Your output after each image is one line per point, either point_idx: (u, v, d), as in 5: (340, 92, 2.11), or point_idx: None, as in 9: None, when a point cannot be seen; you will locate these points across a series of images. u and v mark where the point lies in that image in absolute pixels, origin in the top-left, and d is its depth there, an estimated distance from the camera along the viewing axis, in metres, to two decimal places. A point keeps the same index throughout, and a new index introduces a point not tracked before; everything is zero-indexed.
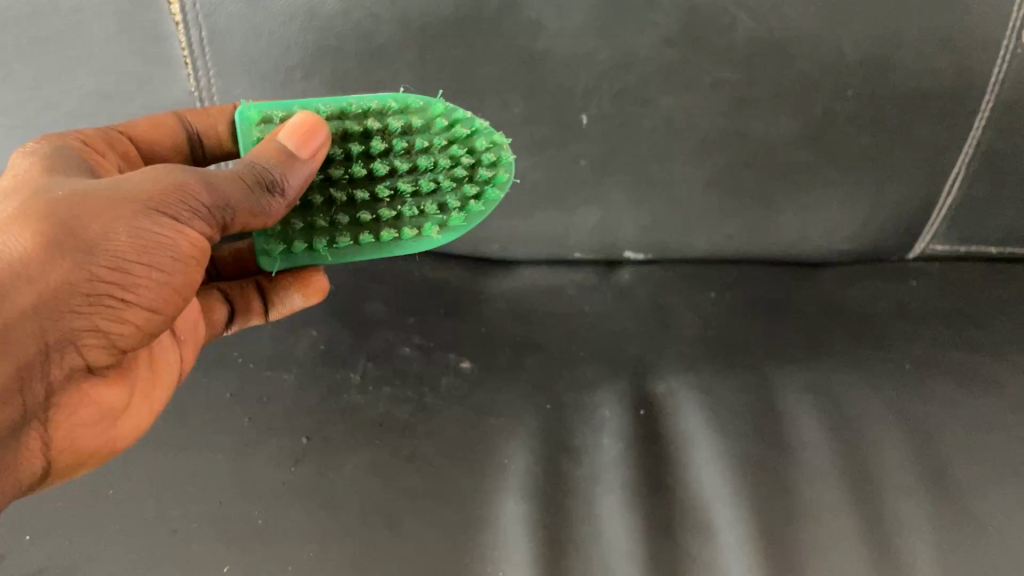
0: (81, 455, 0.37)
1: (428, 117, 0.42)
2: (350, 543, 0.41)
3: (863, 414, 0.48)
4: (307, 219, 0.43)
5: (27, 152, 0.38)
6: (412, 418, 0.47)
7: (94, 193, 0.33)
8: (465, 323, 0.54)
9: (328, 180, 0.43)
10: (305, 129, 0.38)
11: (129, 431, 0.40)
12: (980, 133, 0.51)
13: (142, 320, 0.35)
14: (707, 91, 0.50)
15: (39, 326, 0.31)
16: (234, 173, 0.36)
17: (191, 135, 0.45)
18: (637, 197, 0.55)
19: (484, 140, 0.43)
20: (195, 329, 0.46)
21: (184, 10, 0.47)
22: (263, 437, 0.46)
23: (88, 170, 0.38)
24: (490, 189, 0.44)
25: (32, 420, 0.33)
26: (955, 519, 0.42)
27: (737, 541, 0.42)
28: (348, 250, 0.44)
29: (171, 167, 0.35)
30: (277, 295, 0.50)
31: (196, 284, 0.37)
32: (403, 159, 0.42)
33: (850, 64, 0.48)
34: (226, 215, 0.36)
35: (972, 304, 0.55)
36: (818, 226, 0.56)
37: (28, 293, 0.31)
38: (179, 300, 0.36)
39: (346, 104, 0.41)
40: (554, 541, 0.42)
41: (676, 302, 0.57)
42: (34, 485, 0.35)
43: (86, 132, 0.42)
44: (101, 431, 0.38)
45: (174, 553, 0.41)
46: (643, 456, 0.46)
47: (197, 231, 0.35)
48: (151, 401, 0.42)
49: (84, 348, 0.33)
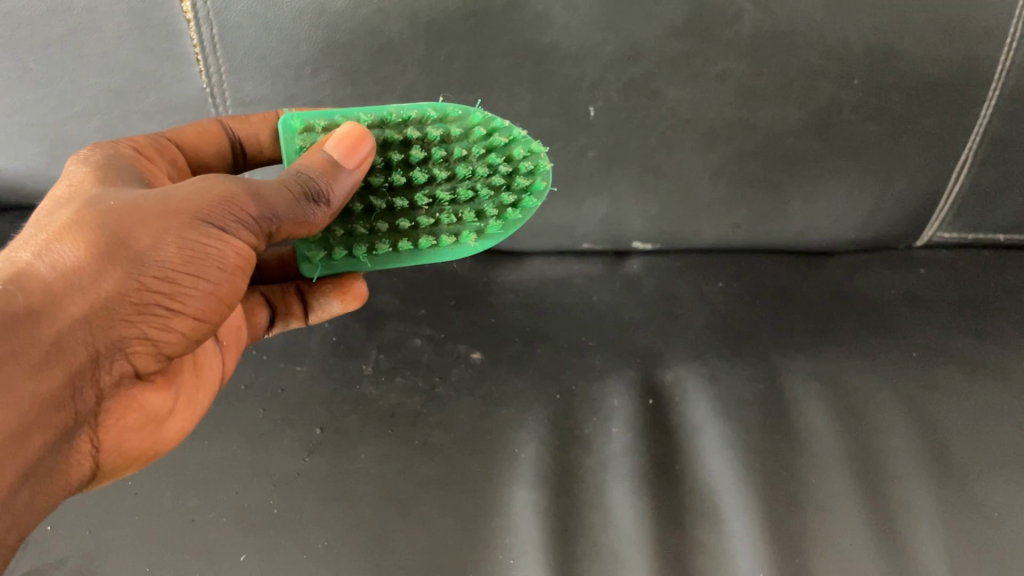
0: (129, 458, 0.37)
1: (467, 126, 0.43)
2: (364, 531, 0.42)
3: (871, 403, 0.48)
4: (347, 226, 0.44)
5: (80, 161, 0.39)
6: (424, 408, 0.48)
7: (144, 202, 0.33)
8: (475, 314, 0.55)
9: (368, 188, 0.43)
10: (350, 140, 0.39)
11: (173, 434, 0.40)
12: (986, 121, 0.51)
13: (187, 328, 0.35)
14: (713, 82, 0.50)
15: (91, 334, 0.31)
16: (281, 182, 0.37)
17: (233, 142, 0.47)
18: (644, 188, 0.56)
19: (522, 149, 0.43)
20: (238, 334, 0.47)
21: (195, 8, 0.47)
22: (277, 429, 0.47)
23: (137, 177, 0.39)
24: (528, 198, 0.44)
25: (83, 426, 0.33)
26: (961, 505, 0.43)
27: (744, 529, 0.42)
28: (387, 257, 0.44)
29: (219, 177, 0.35)
30: (317, 300, 0.49)
31: (240, 292, 0.37)
32: (442, 167, 0.43)
33: (855, 54, 0.48)
34: (272, 225, 0.36)
35: (979, 291, 0.55)
36: (825, 215, 0.57)
37: (81, 302, 0.31)
38: (222, 307, 0.36)
39: (387, 113, 0.42)
40: (565, 528, 0.43)
41: (683, 291, 0.58)
42: (83, 487, 0.35)
43: (136, 139, 0.43)
44: (147, 435, 0.38)
45: (192, 542, 0.41)
46: (652, 444, 0.47)
47: (244, 241, 0.35)
48: (194, 405, 0.42)
49: (133, 356, 0.33)
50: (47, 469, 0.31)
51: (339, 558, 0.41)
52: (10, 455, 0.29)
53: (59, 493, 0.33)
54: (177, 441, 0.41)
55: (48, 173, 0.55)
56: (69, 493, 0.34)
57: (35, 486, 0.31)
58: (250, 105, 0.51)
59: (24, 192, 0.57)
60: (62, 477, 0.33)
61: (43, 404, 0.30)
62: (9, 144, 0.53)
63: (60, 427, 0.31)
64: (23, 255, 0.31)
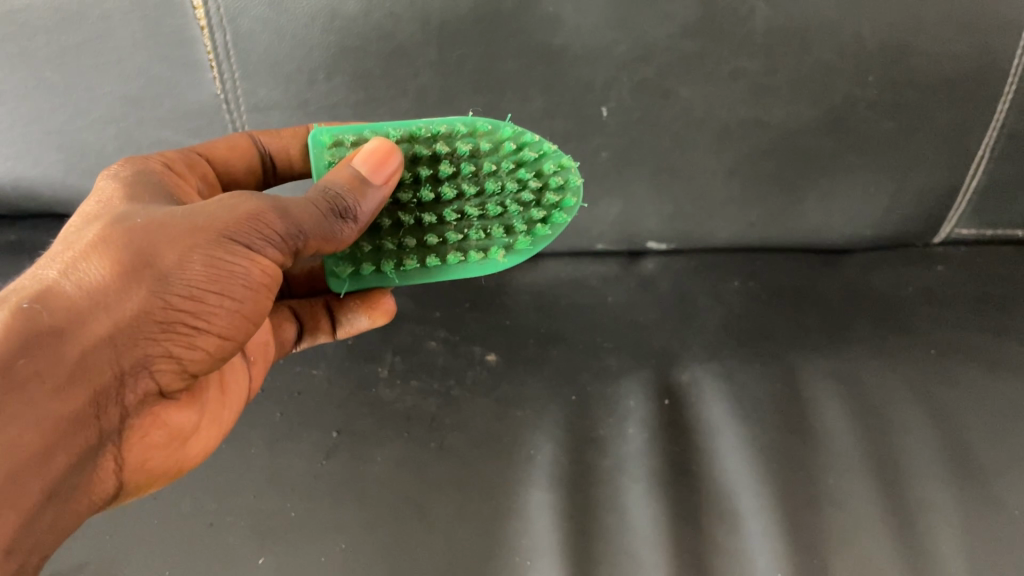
0: (154, 475, 0.38)
1: (496, 140, 0.42)
2: (381, 534, 0.42)
3: (889, 401, 0.48)
4: (376, 241, 0.44)
5: (110, 176, 0.40)
6: (440, 410, 0.48)
7: (171, 221, 0.34)
8: (490, 316, 0.55)
9: (397, 204, 0.44)
10: (380, 155, 0.38)
11: (198, 451, 0.41)
12: (1004, 115, 0.51)
13: (212, 347, 0.35)
14: (726, 81, 0.50)
15: (116, 352, 0.31)
16: (307, 199, 0.37)
17: (263, 155, 0.47)
18: (658, 188, 0.56)
19: (552, 164, 0.43)
20: (266, 349, 0.47)
21: (208, 14, 0.47)
22: (295, 432, 0.47)
23: (166, 192, 0.39)
24: (558, 213, 0.44)
25: (108, 444, 0.33)
26: (983, 504, 0.42)
27: (762, 529, 0.42)
28: (416, 272, 0.45)
29: (246, 194, 0.36)
30: (344, 315, 0.50)
31: (266, 309, 0.38)
32: (471, 182, 0.43)
33: (869, 50, 0.48)
34: (298, 242, 0.37)
35: (998, 288, 0.55)
36: (840, 212, 0.56)
37: (106, 321, 0.31)
38: (248, 325, 0.37)
39: (416, 128, 0.41)
40: (581, 528, 0.43)
41: (699, 291, 0.57)
42: (109, 503, 0.36)
43: (167, 153, 0.43)
44: (172, 453, 0.38)
45: (210, 545, 0.42)
46: (669, 444, 0.47)
47: (270, 260, 0.36)
48: (220, 421, 0.43)
49: (158, 373, 0.34)
50: (72, 487, 0.32)
51: (356, 560, 0.41)
52: (34, 475, 0.29)
53: (85, 511, 0.33)
54: (204, 455, 0.42)
55: (66, 181, 0.56)
56: (95, 510, 0.34)
57: (61, 505, 0.31)
58: (265, 110, 0.52)
59: (43, 200, 0.58)
60: (89, 496, 0.33)
61: (67, 423, 0.30)
62: (26, 154, 0.54)
63: (86, 446, 0.31)
64: (50, 273, 0.32)
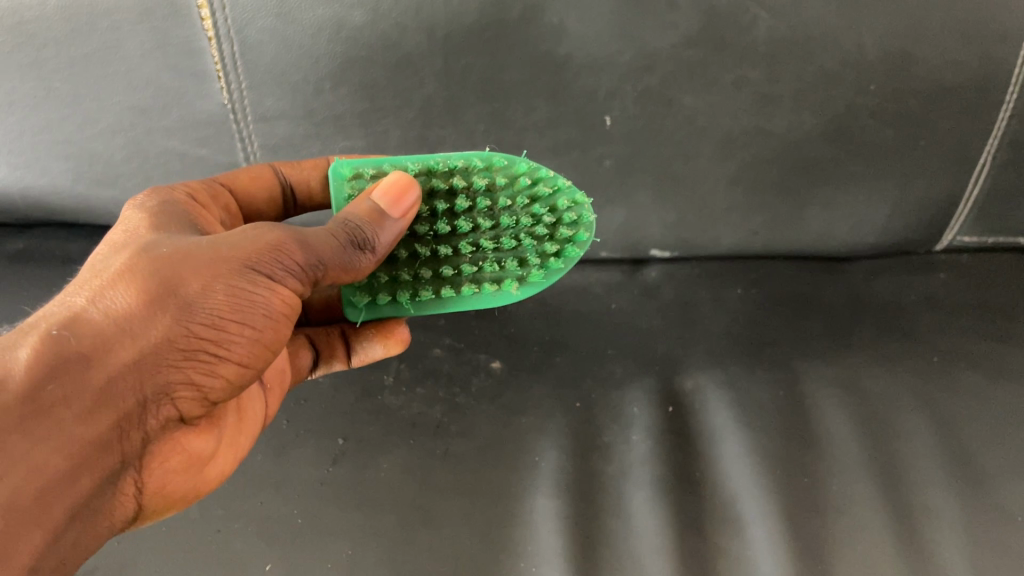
0: (171, 500, 0.38)
1: (512, 174, 0.42)
2: (388, 540, 0.42)
3: (891, 408, 0.48)
4: (392, 272, 0.45)
5: (135, 206, 0.40)
6: (445, 417, 0.48)
7: (195, 250, 0.34)
8: (495, 324, 0.55)
9: (414, 235, 0.44)
10: (398, 188, 0.39)
11: (216, 476, 0.41)
12: (1005, 124, 0.51)
13: (232, 374, 0.35)
14: (728, 90, 0.50)
15: (139, 380, 0.32)
16: (329, 230, 0.38)
17: (284, 186, 0.48)
18: (661, 197, 0.56)
19: (566, 200, 0.43)
20: (282, 376, 0.47)
21: (216, 26, 0.48)
22: (301, 439, 0.47)
23: (190, 222, 0.40)
24: (570, 247, 0.45)
25: (128, 469, 0.34)
26: (985, 510, 0.42)
27: (765, 534, 0.42)
28: (431, 302, 0.45)
29: (269, 226, 0.36)
30: (360, 344, 0.50)
31: (283, 337, 0.38)
32: (486, 217, 0.43)
33: (871, 59, 0.49)
34: (318, 272, 0.37)
35: (1000, 295, 0.55)
36: (843, 220, 0.57)
37: (131, 348, 0.31)
38: (266, 353, 0.37)
39: (434, 163, 0.42)
40: (585, 534, 0.43)
41: (702, 298, 0.58)
42: (125, 527, 0.36)
43: (192, 183, 0.44)
44: (190, 478, 0.38)
45: (218, 551, 0.42)
46: (673, 450, 0.47)
47: (290, 289, 0.36)
48: (237, 448, 0.43)
49: (180, 401, 0.34)
50: (90, 510, 0.32)
51: (362, 566, 0.41)
52: (56, 498, 0.29)
53: (104, 535, 0.34)
54: (224, 478, 0.42)
55: (74, 190, 0.56)
56: (112, 534, 0.35)
57: (80, 526, 0.32)
58: (271, 120, 0.52)
59: (50, 209, 0.58)
60: (107, 519, 0.33)
61: (88, 448, 0.30)
62: (35, 163, 0.54)
63: (106, 470, 0.32)
64: (77, 300, 0.32)
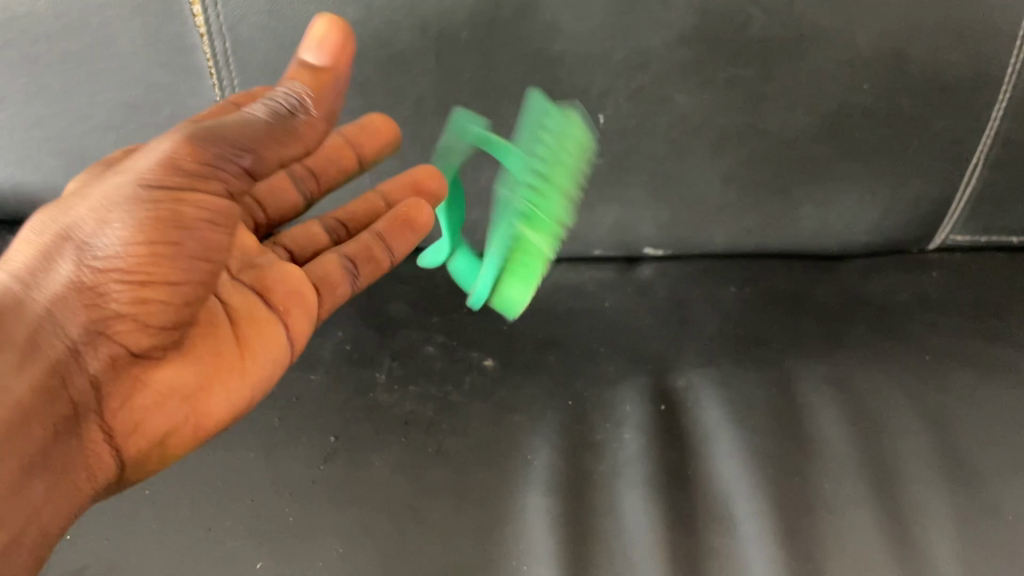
0: (155, 436, 0.37)
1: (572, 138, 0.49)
2: (379, 539, 0.42)
3: (883, 406, 0.48)
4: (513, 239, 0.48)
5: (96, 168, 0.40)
6: (437, 415, 0.48)
7: (111, 181, 0.33)
8: (488, 321, 0.55)
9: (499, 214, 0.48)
10: (321, 34, 0.36)
11: (212, 414, 0.39)
12: (998, 123, 0.52)
13: (170, 295, 0.34)
14: (722, 89, 0.50)
15: (56, 325, 0.32)
16: (246, 113, 0.34)
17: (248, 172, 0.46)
18: (655, 194, 0.56)
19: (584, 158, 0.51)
20: (274, 351, 0.43)
21: (207, 22, 0.48)
22: (292, 438, 0.47)
23: (145, 165, 0.39)
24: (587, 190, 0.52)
25: (85, 416, 0.33)
26: (975, 508, 0.43)
27: (757, 532, 0.42)
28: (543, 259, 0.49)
29: (178, 129, 0.34)
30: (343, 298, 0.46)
31: (235, 225, 0.35)
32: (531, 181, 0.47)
33: (865, 57, 0.49)
34: (241, 155, 0.33)
35: (993, 295, 0.55)
36: (837, 218, 0.57)
37: (43, 297, 0.32)
38: (216, 240, 0.34)
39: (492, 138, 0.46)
40: (576, 533, 0.43)
41: (695, 296, 0.58)
42: (109, 484, 0.35)
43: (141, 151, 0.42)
44: (172, 411, 0.37)
45: (208, 548, 0.42)
46: (665, 448, 0.47)
47: (219, 186, 0.33)
48: (236, 383, 0.40)
49: (123, 334, 0.33)
50: (58, 468, 0.32)
51: (355, 565, 0.41)
52: (8, 450, 0.30)
53: (84, 489, 0.33)
54: (221, 420, 0.39)
55: (66, 187, 0.55)
56: (92, 492, 0.34)
57: (50, 476, 0.31)
58: None
59: (39, 207, 0.57)
60: (82, 471, 0.33)
61: (25, 403, 0.31)
62: (26, 160, 0.54)
63: (57, 421, 0.32)
64: (3, 265, 0.33)
